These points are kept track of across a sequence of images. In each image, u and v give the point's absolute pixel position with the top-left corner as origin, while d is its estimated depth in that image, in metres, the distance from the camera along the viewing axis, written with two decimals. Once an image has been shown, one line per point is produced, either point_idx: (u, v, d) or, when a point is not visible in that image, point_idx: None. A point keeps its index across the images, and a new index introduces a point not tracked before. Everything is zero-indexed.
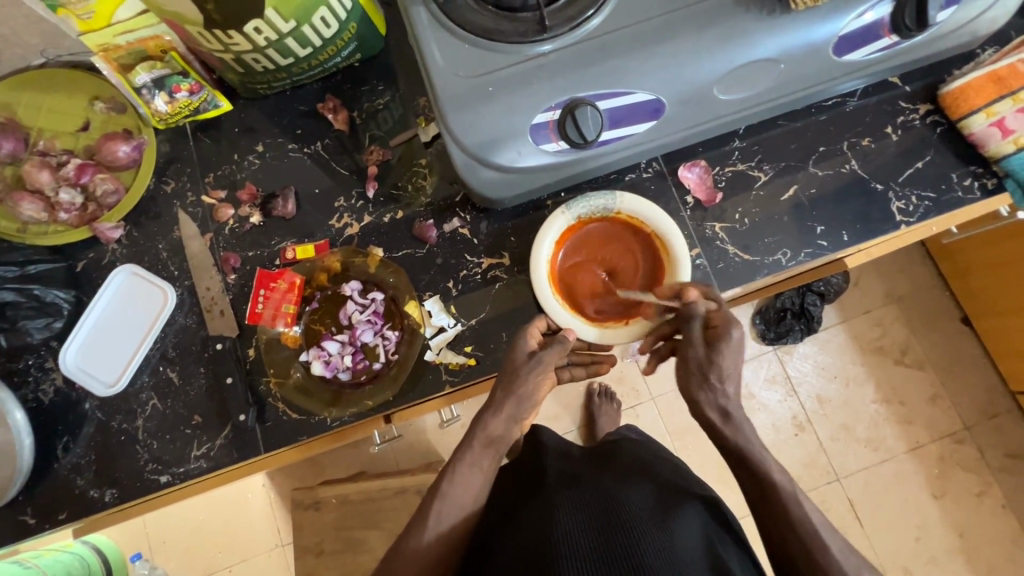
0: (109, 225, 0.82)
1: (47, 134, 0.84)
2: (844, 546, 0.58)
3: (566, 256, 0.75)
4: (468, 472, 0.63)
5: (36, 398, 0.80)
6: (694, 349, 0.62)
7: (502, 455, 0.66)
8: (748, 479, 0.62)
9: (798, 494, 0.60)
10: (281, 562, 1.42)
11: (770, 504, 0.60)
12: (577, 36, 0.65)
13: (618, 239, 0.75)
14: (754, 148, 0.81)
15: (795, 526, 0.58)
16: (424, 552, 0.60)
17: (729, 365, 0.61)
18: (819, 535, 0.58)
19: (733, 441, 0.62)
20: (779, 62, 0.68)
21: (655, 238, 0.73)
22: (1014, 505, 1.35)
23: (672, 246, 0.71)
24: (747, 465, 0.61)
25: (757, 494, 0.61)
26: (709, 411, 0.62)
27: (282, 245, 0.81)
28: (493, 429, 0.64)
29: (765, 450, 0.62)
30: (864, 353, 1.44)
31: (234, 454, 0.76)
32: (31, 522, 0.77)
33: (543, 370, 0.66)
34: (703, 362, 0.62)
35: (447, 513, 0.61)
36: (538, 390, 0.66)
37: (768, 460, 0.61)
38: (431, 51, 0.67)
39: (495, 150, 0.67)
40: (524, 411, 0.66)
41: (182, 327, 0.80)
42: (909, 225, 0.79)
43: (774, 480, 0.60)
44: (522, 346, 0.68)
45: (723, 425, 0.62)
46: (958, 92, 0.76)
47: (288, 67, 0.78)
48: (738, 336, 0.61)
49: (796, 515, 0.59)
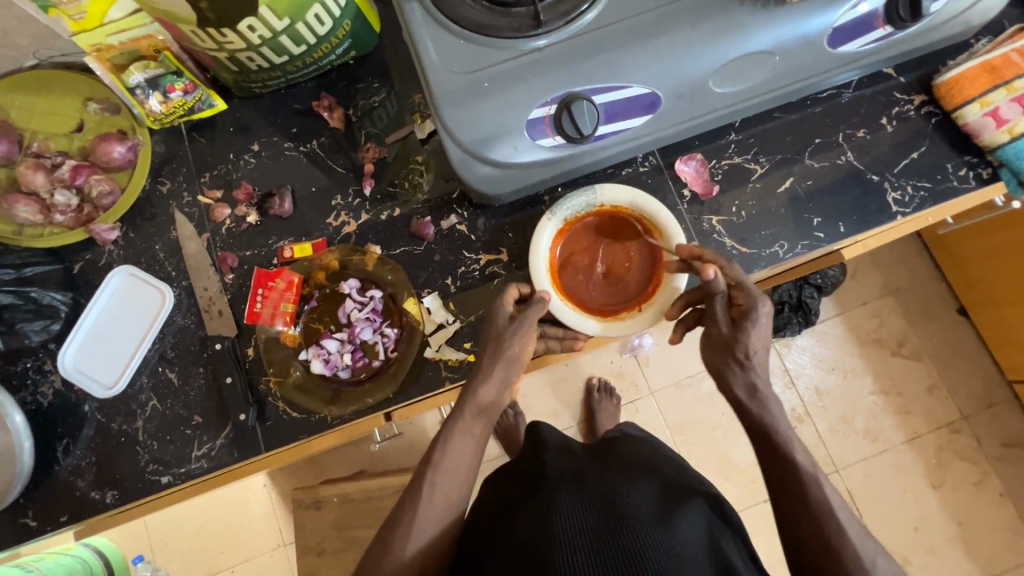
0: (105, 227, 0.81)
1: (40, 136, 0.83)
2: (863, 533, 0.58)
3: (565, 258, 0.75)
4: (460, 439, 0.64)
5: (34, 401, 0.80)
6: (718, 327, 0.64)
7: (494, 420, 0.66)
8: (771, 460, 0.62)
9: (819, 476, 0.60)
10: (284, 562, 1.42)
11: (790, 484, 0.60)
12: (571, 31, 0.65)
13: (606, 230, 0.76)
14: (750, 141, 0.81)
15: (812, 510, 0.58)
16: (425, 538, 0.61)
17: (756, 340, 0.62)
18: (838, 518, 0.58)
19: (758, 415, 0.63)
20: (774, 54, 0.68)
21: (642, 221, 0.74)
22: (1013, 493, 1.36)
23: (663, 226, 0.72)
24: (773, 443, 0.62)
25: (778, 476, 0.61)
26: (737, 387, 0.64)
27: (279, 245, 0.81)
28: (483, 397, 0.64)
29: (790, 430, 0.62)
30: (862, 345, 1.44)
31: (235, 453, 0.76)
32: (32, 524, 0.77)
33: (524, 331, 0.66)
34: (729, 339, 0.63)
35: (440, 484, 0.62)
36: (524, 350, 0.66)
37: (792, 438, 0.62)
38: (426, 47, 0.67)
39: (492, 146, 0.67)
40: (513, 373, 0.66)
41: (180, 327, 0.80)
42: (905, 216, 0.79)
43: (797, 460, 0.61)
44: (498, 314, 0.68)
45: (749, 401, 0.64)
46: (951, 83, 0.77)
47: (283, 65, 0.77)
48: (762, 312, 0.61)
49: (817, 498, 0.59)
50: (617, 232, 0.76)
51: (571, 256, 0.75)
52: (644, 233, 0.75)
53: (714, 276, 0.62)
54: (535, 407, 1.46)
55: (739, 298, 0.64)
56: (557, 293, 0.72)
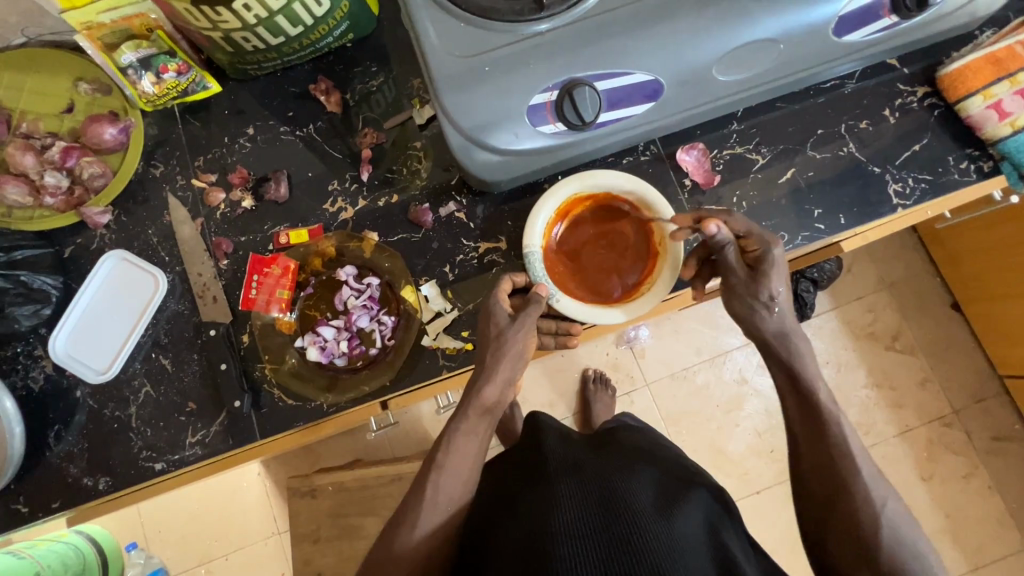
0: (96, 210, 0.80)
1: (30, 116, 0.82)
2: (875, 471, 0.58)
3: (590, 291, 0.74)
4: (465, 440, 0.63)
5: (25, 386, 0.79)
6: (735, 275, 0.64)
7: (497, 420, 0.65)
8: (795, 400, 0.62)
9: (841, 417, 0.59)
10: (277, 550, 1.42)
11: (812, 424, 0.60)
12: (574, 15, 0.64)
13: (568, 254, 0.75)
14: (752, 131, 0.81)
15: (832, 448, 0.58)
16: (417, 546, 0.59)
17: (777, 280, 0.62)
18: (847, 466, 0.57)
19: (784, 355, 0.62)
20: (779, 42, 0.67)
21: (597, 193, 0.74)
22: (1001, 486, 1.38)
23: (581, 187, 0.73)
24: (796, 378, 0.62)
25: (805, 421, 0.60)
26: (765, 328, 0.63)
27: (275, 230, 0.80)
28: (488, 397, 0.63)
29: (816, 374, 0.61)
30: (856, 339, 1.45)
31: (230, 441, 0.76)
32: (24, 511, 0.76)
33: (526, 330, 0.66)
34: (749, 282, 0.63)
35: (445, 498, 0.61)
36: (526, 349, 0.66)
37: (818, 377, 0.61)
38: (426, 29, 0.66)
39: (492, 133, 0.66)
40: (517, 370, 0.65)
41: (174, 313, 0.79)
42: (905, 208, 0.79)
43: (820, 398, 0.60)
44: (498, 312, 0.67)
45: (774, 340, 0.63)
46: (956, 74, 0.76)
47: (279, 47, 0.76)
48: (777, 253, 0.63)
49: (837, 436, 0.58)
50: (573, 226, 0.76)
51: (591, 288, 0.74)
52: (579, 204, 0.75)
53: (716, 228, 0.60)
54: (531, 397, 1.46)
55: (750, 245, 0.64)
56: (626, 305, 0.71)
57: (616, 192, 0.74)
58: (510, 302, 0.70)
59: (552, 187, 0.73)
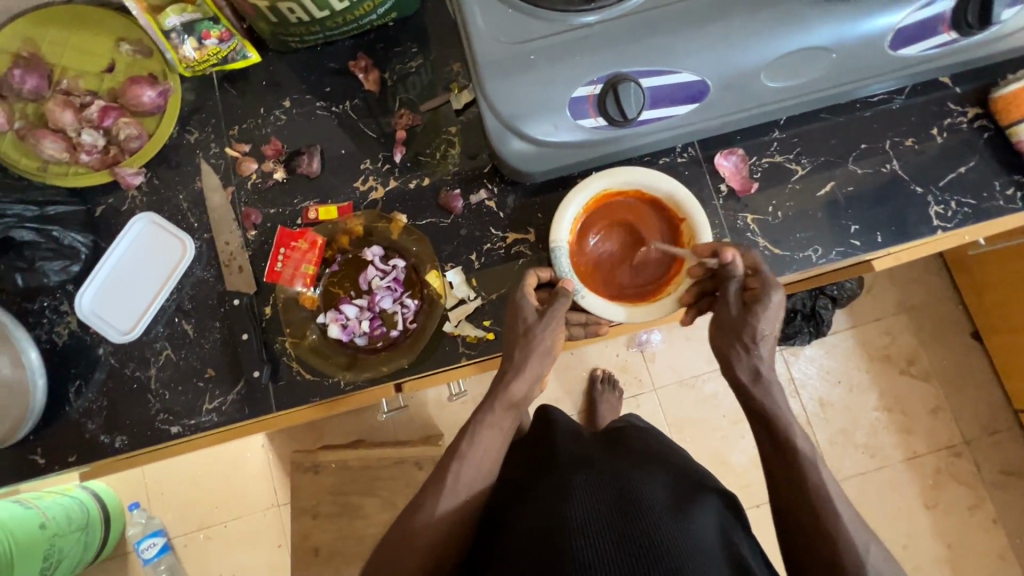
0: (129, 171, 0.80)
1: (70, 73, 0.82)
2: (856, 518, 0.56)
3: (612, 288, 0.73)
4: (490, 432, 0.63)
5: (49, 339, 0.80)
6: (728, 309, 0.63)
7: (523, 415, 0.65)
8: (771, 445, 0.61)
9: (818, 464, 0.58)
10: (276, 522, 1.44)
11: (789, 472, 0.59)
12: (624, 8, 0.63)
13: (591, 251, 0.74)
14: (794, 140, 0.79)
15: (811, 494, 0.57)
16: (434, 527, 0.58)
17: (768, 323, 0.60)
18: (834, 503, 0.56)
19: (761, 401, 0.61)
20: (832, 51, 0.65)
21: (628, 190, 0.73)
22: (1005, 521, 1.35)
23: (611, 183, 0.71)
24: (772, 426, 0.61)
25: (781, 467, 0.59)
26: (741, 371, 0.62)
27: (304, 205, 0.80)
28: (515, 391, 0.63)
29: (791, 416, 0.61)
30: (872, 360, 1.43)
31: (246, 410, 0.76)
32: (40, 462, 0.77)
33: (555, 325, 0.65)
34: (738, 321, 0.61)
35: (463, 485, 0.60)
36: (555, 345, 0.66)
37: (793, 425, 0.61)
38: (473, 12, 0.65)
39: (532, 123, 0.65)
40: (545, 366, 0.65)
41: (199, 280, 0.79)
42: (945, 231, 0.77)
43: (796, 445, 0.59)
44: (527, 307, 0.66)
45: (751, 385, 0.62)
46: (1012, 97, 0.74)
47: (323, 20, 0.75)
48: (777, 299, 0.60)
49: (815, 484, 0.57)
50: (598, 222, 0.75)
51: (612, 286, 0.73)
52: (605, 200, 0.74)
53: (732, 258, 0.63)
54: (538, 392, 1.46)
55: (754, 284, 0.64)
56: (649, 304, 0.70)
57: (648, 190, 0.73)
58: (536, 297, 0.69)
59: (583, 182, 0.72)
